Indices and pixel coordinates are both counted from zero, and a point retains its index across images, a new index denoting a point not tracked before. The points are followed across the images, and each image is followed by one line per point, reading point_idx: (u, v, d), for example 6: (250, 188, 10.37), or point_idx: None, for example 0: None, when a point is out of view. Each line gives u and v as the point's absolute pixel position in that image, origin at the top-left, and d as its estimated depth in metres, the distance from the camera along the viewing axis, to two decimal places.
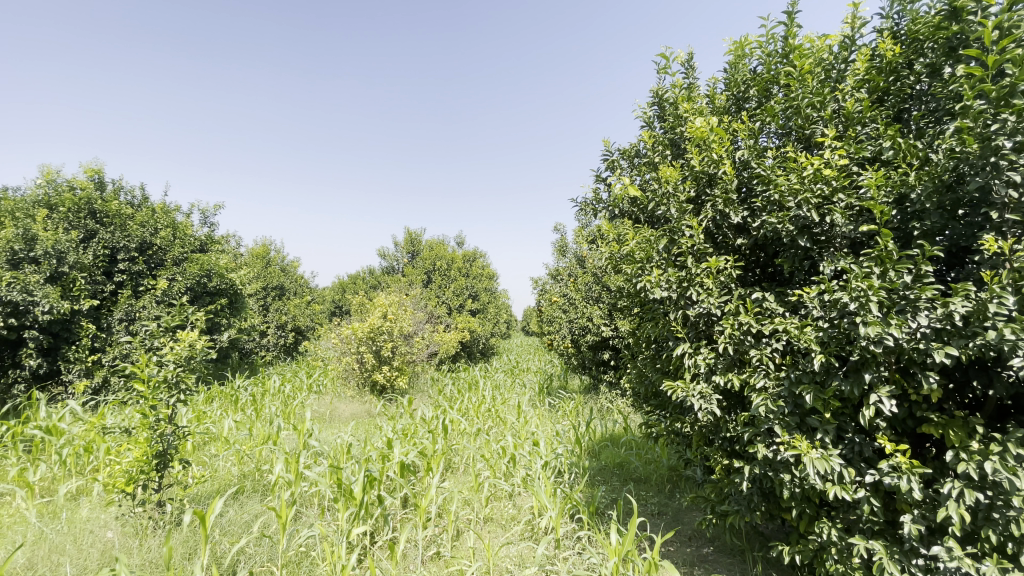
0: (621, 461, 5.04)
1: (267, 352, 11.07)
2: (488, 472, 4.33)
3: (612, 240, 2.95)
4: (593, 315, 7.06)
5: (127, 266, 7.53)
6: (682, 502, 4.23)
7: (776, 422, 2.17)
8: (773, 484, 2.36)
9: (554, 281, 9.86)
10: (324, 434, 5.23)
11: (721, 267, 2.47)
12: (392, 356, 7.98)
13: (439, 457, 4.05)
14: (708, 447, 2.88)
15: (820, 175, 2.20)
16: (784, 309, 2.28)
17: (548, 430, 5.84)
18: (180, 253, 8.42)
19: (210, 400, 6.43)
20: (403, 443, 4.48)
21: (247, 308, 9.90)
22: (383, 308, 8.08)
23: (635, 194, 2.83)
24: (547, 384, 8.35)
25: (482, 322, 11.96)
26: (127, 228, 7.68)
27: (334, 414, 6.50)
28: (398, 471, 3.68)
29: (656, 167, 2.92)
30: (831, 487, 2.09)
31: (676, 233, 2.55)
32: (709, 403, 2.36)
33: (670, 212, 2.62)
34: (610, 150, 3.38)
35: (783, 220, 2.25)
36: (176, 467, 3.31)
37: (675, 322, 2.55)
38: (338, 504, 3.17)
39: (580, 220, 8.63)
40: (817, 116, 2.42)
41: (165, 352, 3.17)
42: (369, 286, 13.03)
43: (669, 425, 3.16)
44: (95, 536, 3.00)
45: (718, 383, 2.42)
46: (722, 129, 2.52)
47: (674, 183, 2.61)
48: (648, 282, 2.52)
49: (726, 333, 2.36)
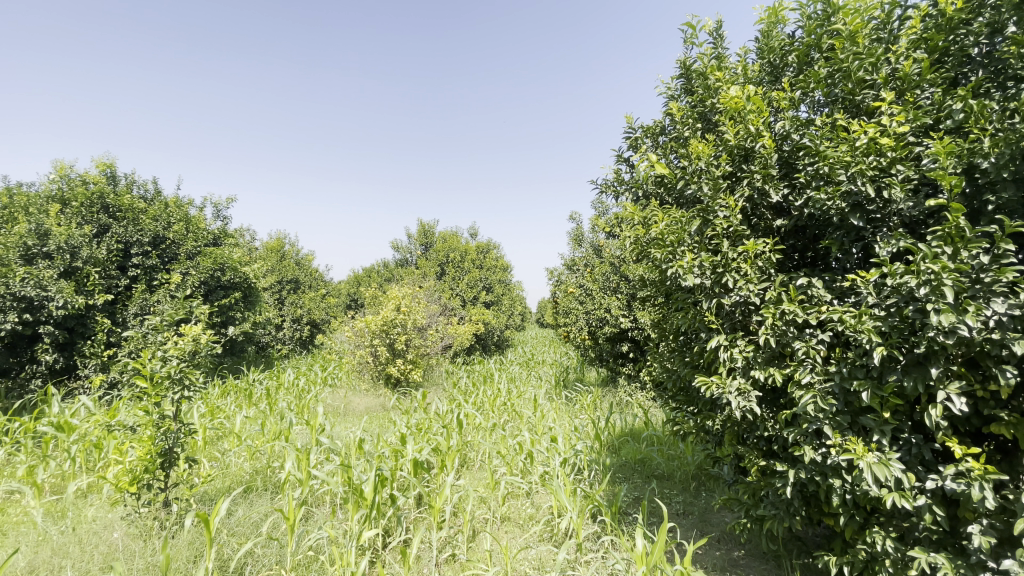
0: (642, 457, 4.86)
1: (283, 346, 11.10)
2: (505, 469, 4.17)
3: (636, 223, 2.73)
4: (611, 306, 6.84)
5: (140, 260, 7.52)
6: (708, 500, 4.04)
7: (825, 423, 1.94)
8: (818, 488, 2.14)
9: (570, 272, 9.64)
10: (338, 429, 5.12)
11: (759, 250, 2.25)
12: (406, 349, 7.87)
13: (453, 454, 3.89)
14: (742, 446, 2.67)
15: (876, 145, 1.95)
16: (833, 297, 2.05)
17: (566, 424, 5.67)
18: (194, 247, 8.39)
19: (225, 394, 6.39)
20: (417, 438, 4.34)
21: (262, 302, 9.89)
22: (396, 300, 7.95)
23: (662, 173, 2.60)
24: (564, 377, 8.18)
25: (496, 315, 11.81)
26: (140, 222, 7.67)
27: (348, 408, 6.41)
28: (411, 470, 3.53)
29: (685, 143, 2.69)
30: (889, 494, 1.86)
31: (709, 213, 2.32)
32: (748, 401, 2.14)
33: (701, 191, 2.39)
34: (633, 127, 3.14)
35: (834, 196, 2.02)
36: (183, 466, 3.22)
37: (708, 312, 2.32)
38: (349, 504, 3.02)
39: (597, 208, 8.38)
40: (870, 80, 2.15)
41: (168, 347, 3.04)
42: (383, 279, 12.96)
43: (699, 422, 2.96)
44: (97, 539, 2.93)
45: (756, 379, 2.20)
46: (760, 99, 2.28)
47: (706, 160, 2.37)
48: (680, 268, 2.27)
49: (767, 323, 2.13)
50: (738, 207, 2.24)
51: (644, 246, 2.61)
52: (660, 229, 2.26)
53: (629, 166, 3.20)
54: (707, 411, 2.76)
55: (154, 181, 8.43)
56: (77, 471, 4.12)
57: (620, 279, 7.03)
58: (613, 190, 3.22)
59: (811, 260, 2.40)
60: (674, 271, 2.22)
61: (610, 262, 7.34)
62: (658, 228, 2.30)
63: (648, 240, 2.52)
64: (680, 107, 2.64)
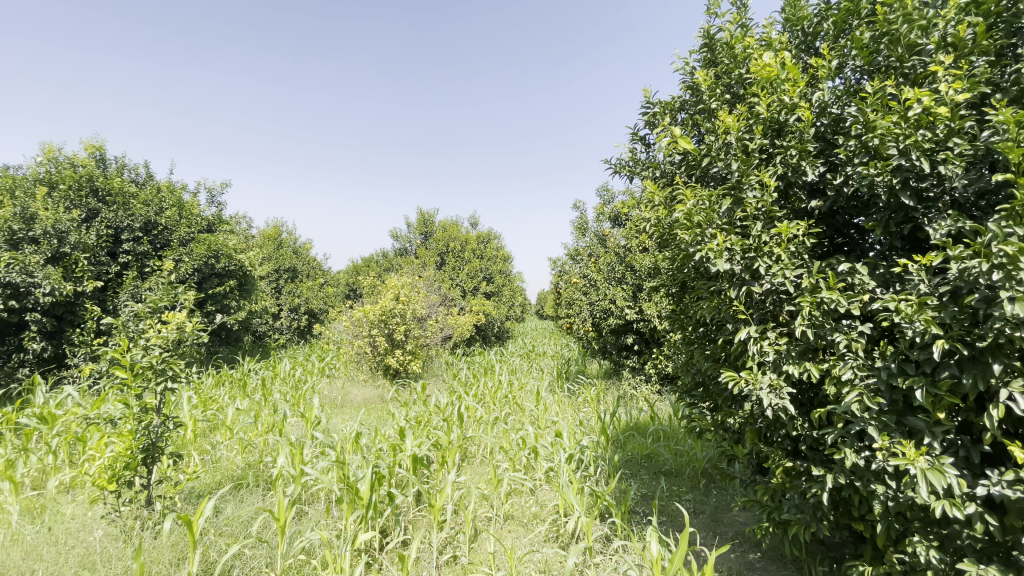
0: (649, 453, 4.70)
1: (280, 335, 10.91)
2: (508, 465, 4.00)
3: (655, 204, 2.52)
4: (616, 297, 6.65)
5: (131, 246, 7.29)
6: (719, 498, 3.88)
7: (870, 423, 1.75)
8: (854, 493, 1.96)
9: (574, 262, 9.40)
10: (334, 422, 4.95)
11: (793, 234, 2.05)
12: (405, 339, 7.67)
13: (454, 450, 3.71)
14: (765, 445, 2.50)
15: (929, 116, 1.76)
16: (877, 284, 1.86)
17: (569, 417, 5.51)
18: (187, 234, 8.16)
19: (219, 384, 6.21)
20: (416, 432, 4.16)
21: (258, 291, 9.67)
22: (395, 290, 7.74)
23: (686, 149, 2.39)
24: (566, 369, 8.01)
25: (496, 306, 11.62)
26: (131, 207, 7.42)
27: (346, 400, 6.24)
28: (411, 466, 3.36)
29: (709, 118, 2.48)
30: (939, 502, 1.67)
31: (739, 193, 2.11)
32: (782, 399, 1.96)
33: (729, 168, 2.19)
34: (651, 103, 2.92)
35: (882, 172, 1.82)
36: (167, 462, 3.03)
37: (737, 302, 2.12)
38: (343, 504, 2.83)
39: (602, 196, 8.14)
40: (922, 44, 1.94)
41: (149, 336, 2.83)
42: (382, 268, 12.74)
43: (716, 420, 2.78)
44: (76, 539, 2.75)
45: (790, 374, 2.01)
46: (795, 67, 2.08)
47: (736, 134, 2.17)
48: (709, 252, 2.03)
49: (804, 314, 1.94)
50: (773, 185, 2.05)
51: (665, 229, 2.40)
52: (686, 208, 2.05)
53: (645, 145, 2.98)
54: (728, 408, 2.57)
55: (146, 165, 8.16)
56: (62, 463, 3.95)
57: (625, 269, 6.81)
58: (628, 171, 3.00)
59: (847, 245, 2.21)
60: (701, 255, 2.02)
61: (615, 252, 7.13)
62: (683, 206, 2.09)
63: (670, 222, 2.31)
64: (706, 77, 2.42)
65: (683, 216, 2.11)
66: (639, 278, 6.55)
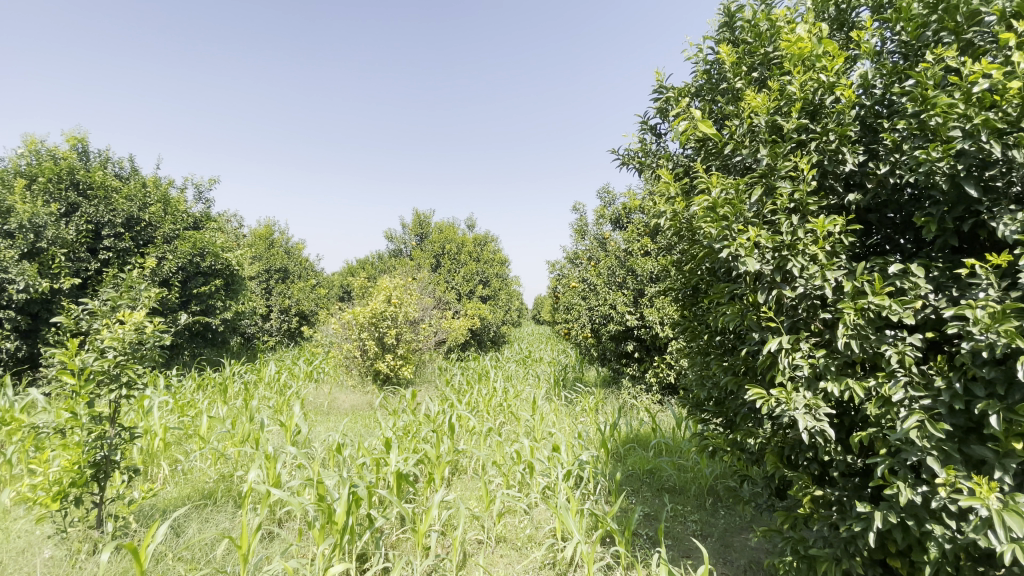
0: (651, 468, 4.42)
1: (270, 338, 10.59)
2: (501, 481, 3.71)
3: (670, 197, 2.25)
4: (616, 302, 6.37)
5: (112, 242, 6.96)
6: (728, 520, 3.61)
7: (930, 454, 1.49)
8: (901, 532, 1.70)
9: (573, 265, 9.11)
10: (316, 432, 4.64)
11: (831, 231, 1.79)
12: (396, 343, 7.36)
13: (443, 466, 3.42)
14: (790, 469, 2.23)
15: (999, 93, 1.51)
16: (931, 289, 1.63)
17: (566, 428, 5.22)
18: (172, 230, 7.79)
19: (199, 388, 5.90)
20: (403, 444, 3.87)
21: (246, 291, 9.32)
22: (387, 291, 7.42)
23: (706, 133, 2.12)
24: (563, 376, 7.70)
25: (492, 310, 11.32)
26: (112, 202, 7.08)
27: (332, 407, 5.92)
28: (395, 483, 3.07)
29: (731, 101, 2.21)
30: (1007, 547, 1.36)
31: (770, 182, 1.84)
32: (820, 421, 1.69)
33: (756, 154, 1.93)
34: (664, 87, 2.66)
35: (944, 158, 1.56)
36: (123, 476, 2.74)
37: (766, 308, 1.85)
38: (315, 530, 2.53)
39: (603, 197, 7.85)
40: (986, 12, 1.69)
41: (104, 337, 2.54)
42: (376, 269, 12.44)
43: (732, 438, 2.51)
44: (17, 561, 2.45)
45: (829, 393, 1.75)
46: (833, 41, 1.84)
47: (768, 115, 1.92)
48: (737, 249, 1.74)
49: (846, 323, 1.68)
50: (810, 172, 1.79)
51: (680, 225, 2.12)
52: (710, 197, 1.77)
53: (656, 135, 2.71)
54: (747, 427, 2.30)
55: (132, 159, 7.86)
56: (18, 473, 3.64)
57: (627, 273, 6.54)
58: (638, 162, 2.73)
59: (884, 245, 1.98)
60: (728, 252, 1.74)
61: (616, 255, 6.85)
62: (706, 197, 1.81)
63: (687, 216, 2.04)
64: (730, 54, 2.15)
65: (706, 208, 1.82)
66: (642, 282, 6.27)
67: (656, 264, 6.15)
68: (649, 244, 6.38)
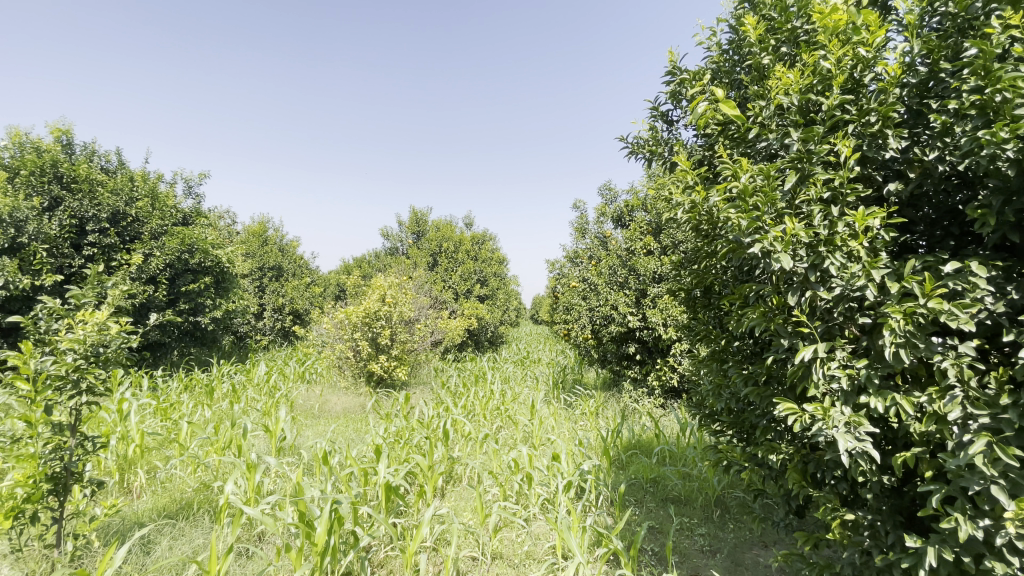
0: (655, 477, 4.21)
1: (263, 337, 10.35)
2: (497, 491, 3.49)
3: (686, 188, 2.03)
4: (618, 303, 6.16)
5: (97, 238, 6.70)
6: (738, 534, 3.40)
7: (996, 483, 1.28)
8: (952, 568, 1.49)
9: (572, 265, 8.88)
10: (304, 438, 4.41)
11: (873, 225, 1.58)
12: (390, 344, 7.13)
13: (435, 477, 3.21)
14: (815, 488, 2.02)
15: None
16: (989, 291, 1.43)
17: (566, 434, 5.01)
18: (160, 226, 7.52)
19: (184, 390, 5.66)
20: (394, 451, 3.64)
21: (238, 289, 9.07)
22: (381, 290, 7.18)
23: (728, 115, 1.90)
24: (562, 378, 7.50)
25: (490, 309, 11.11)
26: (97, 196, 6.82)
27: (323, 410, 5.71)
28: (383, 495, 2.87)
29: (755, 81, 1.99)
30: None
31: (805, 169, 1.62)
32: (863, 442, 1.47)
33: (786, 138, 1.71)
34: (678, 69, 2.43)
35: (1013, 139, 1.34)
36: (85, 491, 2.52)
37: (799, 311, 1.63)
38: (292, 551, 2.30)
39: (604, 194, 7.63)
40: None
41: (62, 339, 2.32)
42: (372, 268, 12.20)
43: (750, 452, 2.30)
44: None
45: (871, 408, 1.53)
46: (871, 11, 1.63)
47: (800, 94, 1.70)
48: (769, 244, 1.52)
49: (893, 329, 1.47)
50: (851, 156, 1.57)
51: (700, 217, 1.90)
52: (740, 183, 1.54)
53: (668, 122, 2.51)
54: (767, 441, 2.10)
55: (119, 152, 7.61)
56: None
57: (629, 273, 6.31)
58: (649, 151, 2.51)
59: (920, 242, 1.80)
60: (760, 247, 1.51)
61: (618, 255, 6.64)
62: (735, 183, 1.59)
63: (709, 208, 1.82)
64: (754, 28, 1.93)
65: (730, 198, 1.60)
66: (644, 282, 6.07)
67: (659, 263, 5.95)
68: (652, 243, 6.17)
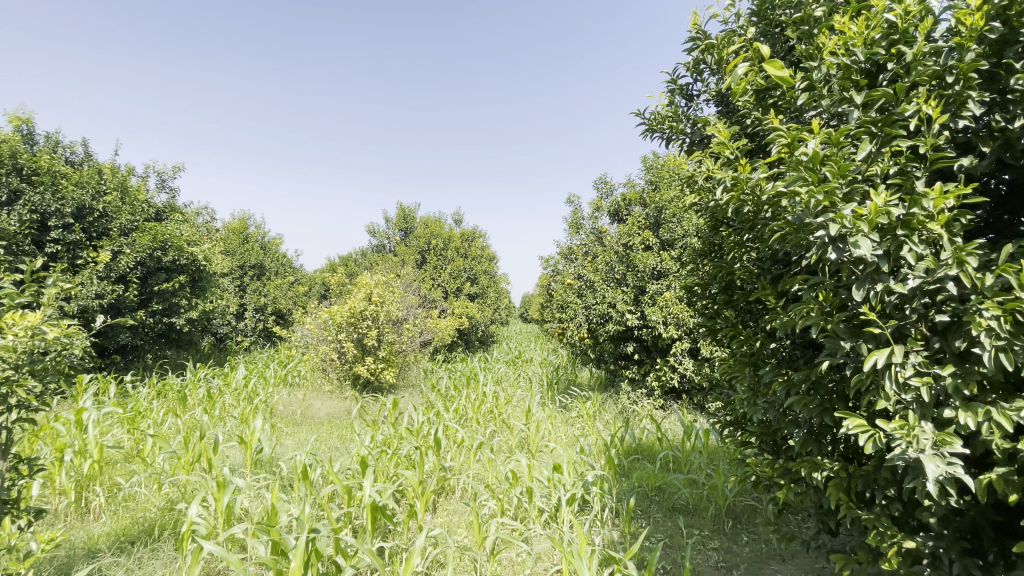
0: (660, 485, 3.94)
1: (244, 338, 9.93)
2: (494, 505, 3.20)
3: (725, 163, 1.76)
4: (615, 301, 5.89)
5: (60, 235, 6.24)
6: (754, 548, 3.15)
7: None
8: None
9: (566, 261, 8.59)
10: (283, 448, 4.07)
11: (957, 203, 1.30)
12: (377, 345, 6.77)
13: (427, 493, 2.90)
14: (864, 510, 1.75)
15: None
16: None
17: (564, 439, 4.73)
18: (130, 222, 7.06)
19: (156, 397, 5.27)
20: (381, 463, 3.34)
21: (217, 289, 8.64)
22: (367, 289, 6.81)
23: (771, 79, 1.63)
24: (557, 380, 7.23)
25: (480, 308, 10.80)
26: (61, 190, 6.35)
27: (305, 416, 5.36)
28: (369, 518, 2.56)
29: (798, 41, 1.72)
30: None
31: (878, 136, 1.33)
32: (954, 467, 1.20)
33: (845, 102, 1.44)
34: (701, 35, 2.18)
35: None
36: (20, 522, 2.15)
37: (867, 307, 1.35)
38: None
39: (599, 188, 7.35)
40: None
41: None
42: (358, 266, 11.80)
43: (782, 466, 2.03)
44: None
45: (959, 425, 1.26)
46: None
47: (865, 48, 1.42)
48: (845, 224, 1.21)
49: (991, 330, 1.19)
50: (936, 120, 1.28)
51: (741, 198, 1.64)
52: (808, 149, 1.25)
53: (689, 97, 2.27)
54: (807, 456, 1.82)
55: (85, 143, 7.15)
56: None
57: (627, 269, 6.03)
58: (670, 127, 2.25)
59: (988, 224, 1.55)
60: (833, 228, 1.21)
61: (615, 250, 6.36)
62: (799, 151, 1.31)
63: (754, 185, 1.54)
64: None
65: (792, 170, 1.30)
66: (643, 279, 5.80)
67: (659, 259, 5.68)
68: (651, 238, 5.91)
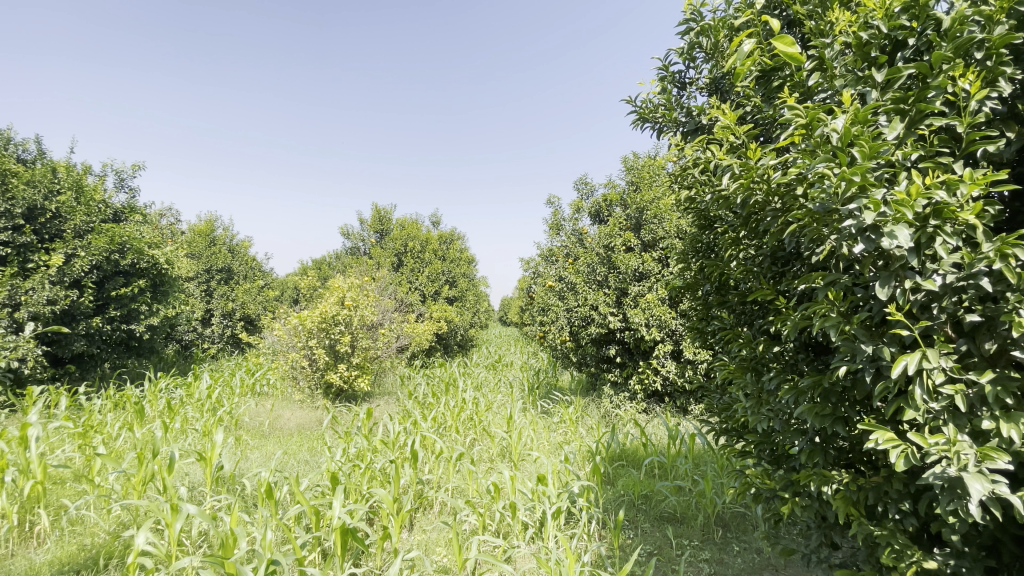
0: (647, 493, 3.78)
1: (211, 345, 9.50)
2: (475, 521, 2.99)
3: (731, 149, 1.63)
4: (598, 303, 5.76)
5: (8, 236, 5.78)
6: (746, 559, 3.02)
7: None
8: None
9: (546, 263, 8.45)
10: (247, 464, 3.78)
11: (990, 191, 1.18)
12: (351, 351, 6.48)
13: (403, 513, 2.67)
14: (876, 526, 1.61)
15: None
16: None
17: (547, 446, 4.55)
18: (86, 223, 6.60)
19: (109, 410, 4.89)
20: (354, 479, 3.09)
21: (180, 293, 8.20)
22: (340, 293, 6.54)
23: (778, 59, 1.54)
24: (538, 385, 7.06)
25: (458, 312, 10.58)
26: (9, 188, 5.89)
27: (274, 428, 5.06)
28: (337, 543, 2.32)
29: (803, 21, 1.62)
30: None
31: (910, 115, 1.21)
32: (997, 485, 1.07)
33: (865, 82, 1.33)
34: (696, 18, 2.06)
35: None
36: None
37: (895, 306, 1.22)
38: None
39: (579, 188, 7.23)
40: None
41: None
42: (332, 269, 11.44)
43: (785, 478, 1.88)
44: None
45: (999, 439, 1.12)
46: None
47: (886, 21, 1.30)
48: (880, 211, 1.08)
49: None
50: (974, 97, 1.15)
51: (750, 186, 1.51)
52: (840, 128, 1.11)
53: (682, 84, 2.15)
54: (815, 468, 1.68)
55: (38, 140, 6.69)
56: None
57: (609, 270, 5.90)
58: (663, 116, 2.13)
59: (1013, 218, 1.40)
60: (867, 216, 1.07)
61: (596, 251, 6.23)
62: (824, 129, 1.20)
63: (767, 171, 1.41)
64: None
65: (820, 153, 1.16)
66: (625, 281, 5.69)
67: (641, 260, 5.56)
68: (632, 239, 5.80)
